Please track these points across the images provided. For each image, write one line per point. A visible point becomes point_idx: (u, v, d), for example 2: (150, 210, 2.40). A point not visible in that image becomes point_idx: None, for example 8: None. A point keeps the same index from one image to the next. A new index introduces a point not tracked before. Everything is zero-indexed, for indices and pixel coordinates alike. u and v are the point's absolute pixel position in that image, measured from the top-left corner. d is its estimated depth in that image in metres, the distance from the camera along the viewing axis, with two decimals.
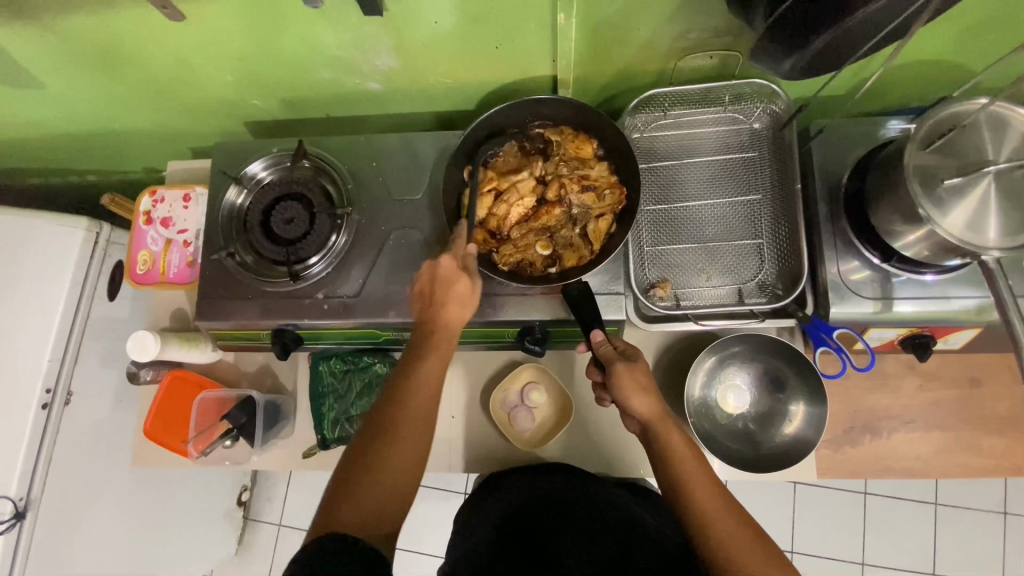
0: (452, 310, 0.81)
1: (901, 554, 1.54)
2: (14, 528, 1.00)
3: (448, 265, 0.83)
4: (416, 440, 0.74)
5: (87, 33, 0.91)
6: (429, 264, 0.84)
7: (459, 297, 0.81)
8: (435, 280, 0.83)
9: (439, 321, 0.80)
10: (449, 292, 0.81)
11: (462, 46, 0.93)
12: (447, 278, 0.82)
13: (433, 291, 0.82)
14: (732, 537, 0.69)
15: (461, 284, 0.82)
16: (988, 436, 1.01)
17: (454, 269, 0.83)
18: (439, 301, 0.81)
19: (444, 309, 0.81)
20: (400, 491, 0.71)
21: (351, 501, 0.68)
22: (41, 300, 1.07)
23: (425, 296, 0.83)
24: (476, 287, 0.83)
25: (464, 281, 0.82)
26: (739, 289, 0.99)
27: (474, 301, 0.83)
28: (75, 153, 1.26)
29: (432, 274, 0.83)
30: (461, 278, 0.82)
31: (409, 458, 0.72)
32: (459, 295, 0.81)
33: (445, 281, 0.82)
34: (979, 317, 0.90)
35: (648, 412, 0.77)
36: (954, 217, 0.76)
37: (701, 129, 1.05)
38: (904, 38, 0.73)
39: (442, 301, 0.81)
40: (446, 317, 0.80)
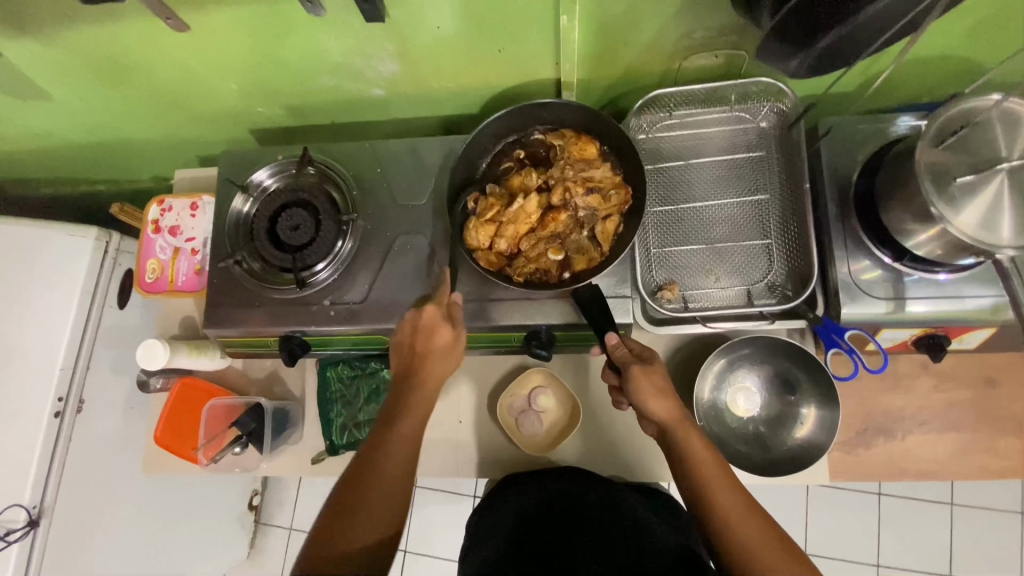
0: (433, 361, 0.83)
1: (917, 555, 1.52)
2: (27, 535, 1.02)
3: (430, 315, 0.85)
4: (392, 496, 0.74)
5: (93, 44, 0.92)
6: (412, 313, 0.87)
7: (440, 349, 0.84)
8: (418, 327, 0.85)
9: (419, 371, 0.82)
10: (432, 341, 0.84)
11: (466, 50, 0.93)
12: (430, 328, 0.84)
13: (415, 340, 0.85)
14: (755, 542, 0.68)
15: (444, 334, 0.84)
16: (1006, 438, 0.99)
17: (436, 318, 0.85)
18: (420, 352, 0.83)
19: (423, 360, 0.83)
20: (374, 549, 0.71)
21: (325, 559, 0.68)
22: (52, 310, 1.08)
23: (406, 346, 0.85)
24: (459, 337, 0.85)
25: (445, 332, 0.84)
26: (748, 291, 0.98)
27: (457, 352, 0.85)
28: (85, 162, 1.27)
29: (414, 323, 0.86)
30: (444, 328, 0.84)
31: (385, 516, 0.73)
32: (439, 347, 0.83)
33: (427, 332, 0.84)
34: (994, 316, 0.88)
35: (667, 415, 0.77)
36: (966, 217, 0.74)
37: (707, 129, 1.04)
38: (915, 33, 0.71)
39: (424, 352, 0.83)
40: (427, 367, 0.82)
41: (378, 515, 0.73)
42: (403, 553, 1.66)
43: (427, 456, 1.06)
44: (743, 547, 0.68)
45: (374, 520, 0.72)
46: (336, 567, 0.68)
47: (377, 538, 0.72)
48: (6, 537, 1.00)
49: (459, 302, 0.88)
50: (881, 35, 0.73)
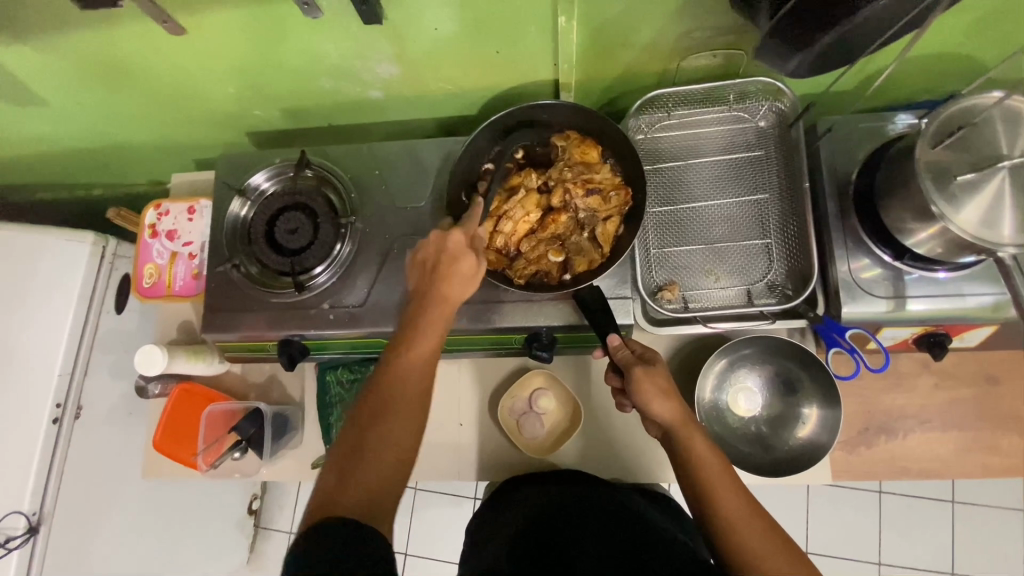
0: (453, 286, 0.77)
1: (918, 553, 1.52)
2: (27, 542, 1.01)
3: (456, 240, 0.80)
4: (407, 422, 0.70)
5: (88, 48, 0.91)
6: (437, 235, 0.81)
7: (463, 275, 0.78)
8: (441, 253, 0.80)
9: (439, 296, 0.77)
10: (454, 267, 0.78)
11: (464, 52, 0.92)
12: (454, 253, 0.79)
13: (437, 263, 0.79)
14: (762, 547, 0.67)
15: (467, 262, 0.79)
16: (1007, 436, 0.99)
17: (463, 245, 0.80)
18: (441, 275, 0.78)
19: (444, 284, 0.78)
20: (390, 475, 0.67)
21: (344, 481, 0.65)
22: (50, 316, 1.08)
23: (428, 268, 0.80)
24: (481, 266, 0.80)
25: (468, 260, 0.79)
26: (749, 290, 0.98)
27: (478, 280, 0.80)
28: (80, 167, 1.26)
29: (439, 246, 0.80)
30: (467, 256, 0.79)
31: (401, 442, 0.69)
32: (462, 273, 0.78)
33: (451, 258, 0.79)
34: (995, 314, 0.88)
35: (671, 416, 0.76)
36: (967, 215, 0.74)
37: (706, 128, 1.04)
38: (915, 32, 0.71)
39: (444, 275, 0.78)
40: (447, 293, 0.77)
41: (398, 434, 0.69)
42: (404, 556, 1.66)
43: (428, 459, 1.05)
44: (747, 552, 0.67)
45: (390, 444, 0.68)
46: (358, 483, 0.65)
47: (394, 465, 0.68)
48: (5, 545, 0.99)
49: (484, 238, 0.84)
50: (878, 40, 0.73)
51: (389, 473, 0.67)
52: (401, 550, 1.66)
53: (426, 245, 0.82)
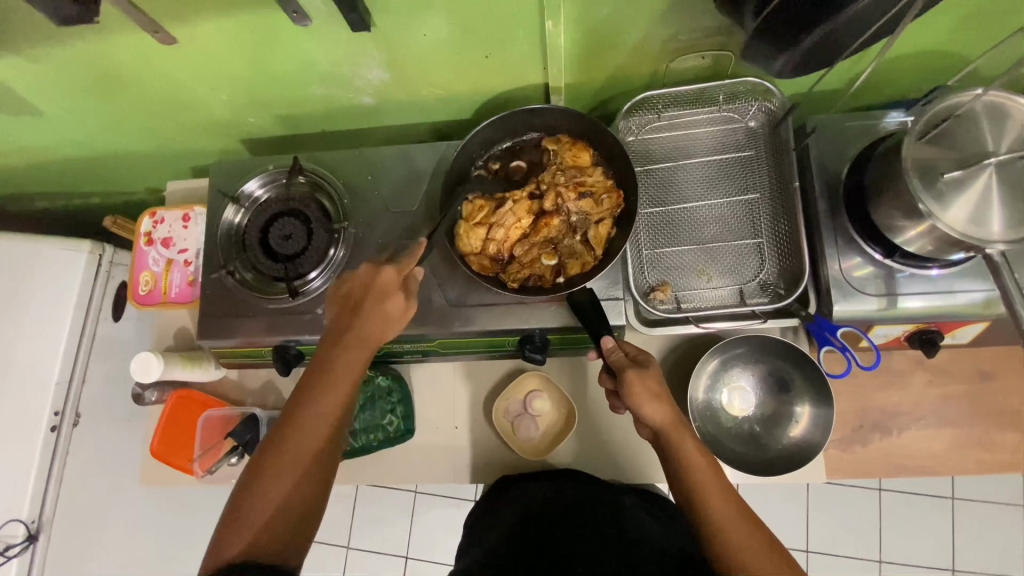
0: (376, 326, 0.79)
1: (919, 550, 1.52)
2: (27, 549, 1.03)
3: (387, 279, 0.81)
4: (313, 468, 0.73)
5: (81, 59, 0.92)
6: (366, 270, 0.83)
7: (386, 315, 0.80)
8: (367, 290, 0.81)
9: (360, 335, 0.78)
10: (379, 307, 0.79)
11: (453, 57, 0.93)
12: (380, 292, 0.80)
13: (361, 301, 0.80)
14: (749, 554, 0.67)
15: (394, 302, 0.80)
16: (1002, 431, 1.00)
17: (391, 284, 0.81)
18: (364, 314, 0.79)
19: (365, 324, 0.79)
20: (296, 521, 0.71)
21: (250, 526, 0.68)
22: (47, 325, 1.08)
23: (350, 304, 0.81)
24: (409, 306, 0.82)
25: (397, 300, 0.80)
26: (741, 290, 0.99)
27: (405, 320, 0.82)
28: (76, 176, 1.27)
29: (367, 282, 0.81)
30: (395, 296, 0.80)
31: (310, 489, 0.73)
32: (388, 313, 0.80)
33: (378, 296, 0.80)
34: (986, 311, 0.88)
35: (662, 419, 0.76)
36: (955, 212, 0.74)
37: (696, 129, 1.04)
38: (895, 32, 0.71)
39: (367, 314, 0.79)
40: (369, 333, 0.78)
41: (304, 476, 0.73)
42: (405, 559, 1.66)
43: (424, 463, 1.06)
44: (736, 558, 0.67)
45: (297, 489, 0.72)
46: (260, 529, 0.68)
47: (300, 510, 0.72)
48: (5, 553, 1.01)
49: (419, 277, 0.86)
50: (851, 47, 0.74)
51: (296, 518, 0.71)
52: (402, 554, 1.66)
53: (351, 279, 0.83)
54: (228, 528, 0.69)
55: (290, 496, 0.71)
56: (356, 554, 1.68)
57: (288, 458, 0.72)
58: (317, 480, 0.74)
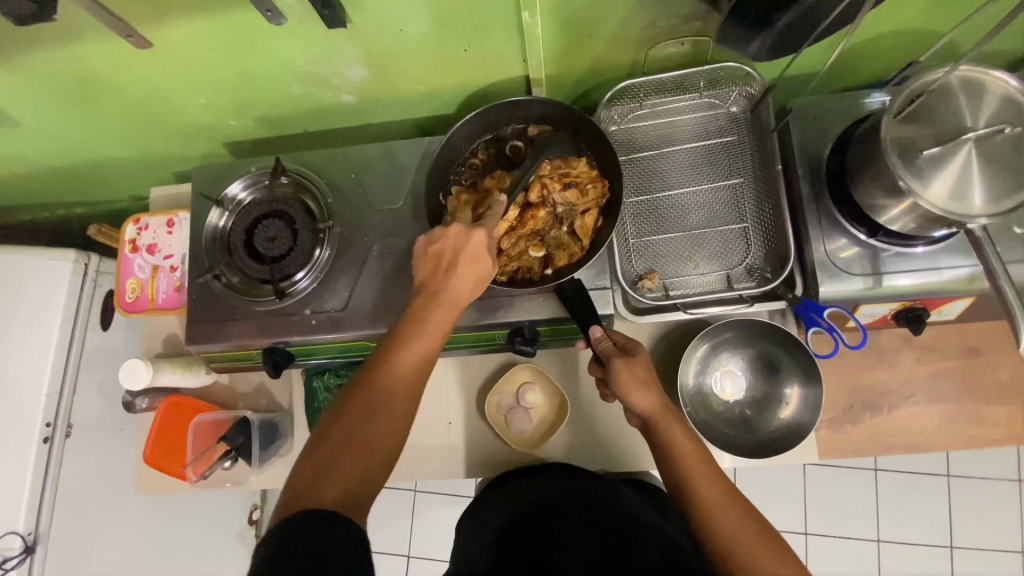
0: (461, 287, 0.76)
1: (916, 528, 1.53)
2: (24, 562, 1.02)
3: (477, 241, 0.77)
4: (388, 423, 0.69)
5: (55, 67, 0.91)
6: (458, 228, 0.78)
7: (473, 277, 0.76)
8: (455, 249, 0.77)
9: (449, 295, 0.75)
10: (465, 267, 0.76)
11: (432, 51, 0.92)
12: (469, 253, 0.77)
13: (448, 259, 0.77)
14: (737, 533, 0.68)
15: (480, 265, 0.77)
16: (990, 405, 1.00)
17: (482, 246, 0.78)
18: (451, 274, 0.76)
19: (452, 282, 0.76)
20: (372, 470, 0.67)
21: (323, 472, 0.65)
22: (35, 336, 1.08)
23: (440, 262, 0.77)
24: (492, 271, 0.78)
25: (483, 263, 0.77)
26: (728, 275, 0.99)
27: (485, 284, 0.78)
28: (58, 186, 1.26)
29: (456, 244, 0.77)
30: (481, 259, 0.77)
31: (386, 442, 0.69)
32: (476, 275, 0.77)
33: (468, 257, 0.76)
34: (970, 286, 0.88)
35: (650, 407, 0.77)
36: (936, 189, 0.75)
37: (679, 117, 1.04)
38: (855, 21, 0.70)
39: (454, 272, 0.76)
40: (454, 292, 0.75)
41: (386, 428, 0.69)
42: (407, 558, 1.66)
43: (420, 459, 1.06)
44: (729, 543, 0.67)
45: (372, 441, 0.68)
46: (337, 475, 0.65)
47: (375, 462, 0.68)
48: (3, 565, 1.01)
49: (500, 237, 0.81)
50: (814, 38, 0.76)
51: (368, 469, 0.67)
52: (404, 553, 1.66)
53: (442, 235, 0.78)
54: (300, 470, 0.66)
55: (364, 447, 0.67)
56: None
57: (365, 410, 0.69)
58: (392, 436, 0.69)
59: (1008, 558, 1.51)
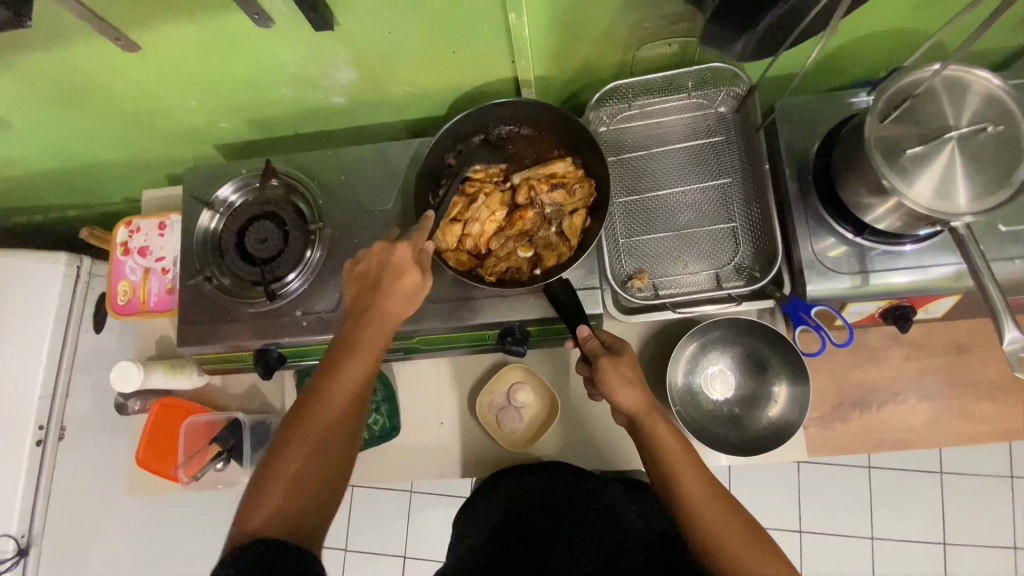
0: (395, 302, 0.76)
1: (909, 524, 1.54)
2: (17, 564, 1.05)
3: (403, 255, 0.78)
4: (329, 446, 0.71)
5: (45, 71, 0.92)
6: (382, 247, 0.80)
7: (405, 291, 0.77)
8: (384, 266, 0.78)
9: (379, 311, 0.76)
10: (396, 283, 0.77)
11: (420, 53, 0.93)
12: (397, 268, 0.77)
13: (380, 276, 0.78)
14: (722, 529, 0.68)
15: (409, 279, 0.77)
16: (978, 402, 1.01)
17: (408, 259, 0.79)
18: (383, 290, 0.77)
19: (385, 298, 0.76)
20: (319, 494, 0.69)
21: (272, 502, 0.66)
22: (28, 339, 1.08)
23: (368, 282, 0.79)
24: (425, 284, 0.79)
25: (412, 275, 0.77)
26: (717, 274, 1.00)
27: (421, 297, 0.79)
28: (50, 189, 1.26)
29: (383, 261, 0.79)
30: (411, 272, 0.77)
31: (332, 464, 0.71)
32: (405, 289, 0.77)
33: (395, 271, 0.77)
34: (957, 284, 0.89)
35: (635, 405, 0.77)
36: (920, 188, 0.75)
37: (668, 117, 1.05)
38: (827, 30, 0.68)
39: (385, 289, 0.77)
40: (387, 308, 0.76)
41: (329, 451, 0.71)
42: (403, 558, 1.66)
43: (412, 459, 1.06)
44: (715, 541, 0.68)
45: (316, 465, 0.69)
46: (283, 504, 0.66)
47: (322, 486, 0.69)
48: None
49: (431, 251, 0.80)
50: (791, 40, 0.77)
51: (315, 494, 0.68)
52: (400, 553, 1.67)
53: (367, 256, 0.81)
54: (247, 501, 0.67)
55: (309, 472, 0.69)
56: (354, 555, 1.68)
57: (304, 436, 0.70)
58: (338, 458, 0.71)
59: (1001, 554, 1.51)
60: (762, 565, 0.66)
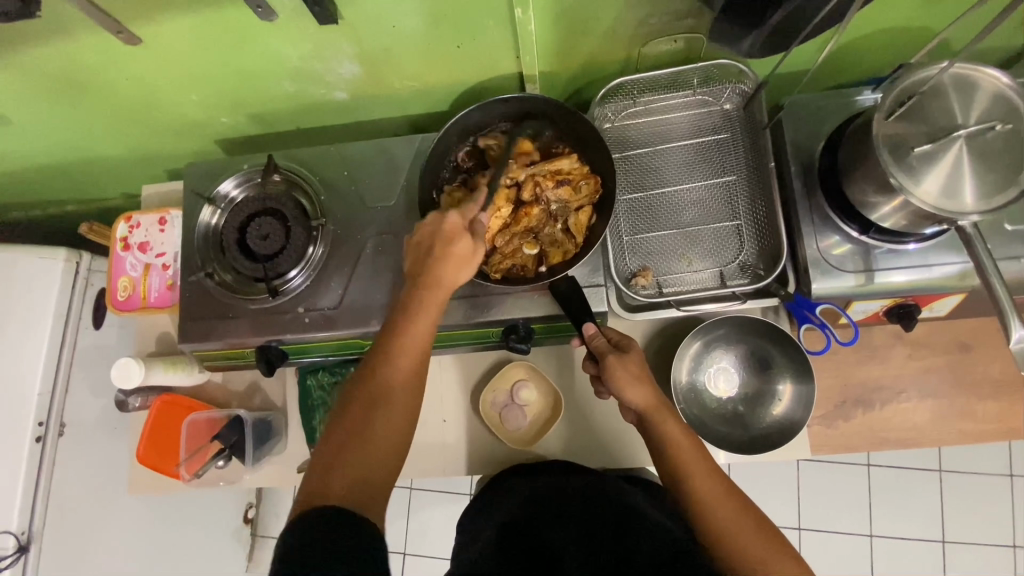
0: (449, 269, 0.76)
1: (908, 523, 1.54)
2: (18, 561, 1.02)
3: (454, 222, 0.77)
4: (394, 408, 0.71)
5: (44, 65, 0.91)
6: (434, 216, 0.79)
7: (458, 258, 0.77)
8: (437, 234, 0.78)
9: (434, 278, 0.76)
10: (449, 250, 0.76)
11: (425, 48, 0.92)
12: (450, 235, 0.77)
13: (433, 245, 0.77)
14: (731, 524, 0.69)
15: (462, 245, 0.76)
16: (980, 401, 1.01)
17: (459, 227, 0.78)
18: (436, 257, 0.76)
19: (439, 266, 0.76)
20: (385, 456, 0.69)
21: (335, 465, 0.66)
22: (26, 335, 1.07)
23: (423, 251, 0.78)
24: (477, 250, 0.78)
25: (465, 242, 0.77)
26: (721, 272, 0.99)
27: (474, 263, 0.78)
28: (49, 184, 1.25)
29: (435, 228, 0.78)
30: (463, 239, 0.77)
31: (395, 427, 0.70)
32: (458, 254, 0.76)
33: (447, 239, 0.77)
34: (962, 283, 0.88)
35: (644, 402, 0.77)
36: (927, 186, 0.75)
37: (672, 114, 1.04)
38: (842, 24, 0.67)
39: (440, 256, 0.76)
40: (442, 275, 0.76)
41: (393, 413, 0.70)
42: (403, 555, 1.66)
43: (414, 457, 1.06)
44: (727, 538, 0.68)
45: (381, 428, 0.69)
46: (349, 466, 0.66)
47: (387, 448, 0.69)
48: None
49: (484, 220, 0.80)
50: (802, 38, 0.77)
51: (381, 456, 0.68)
52: (400, 550, 1.67)
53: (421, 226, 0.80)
54: (314, 465, 0.67)
55: (373, 435, 0.69)
56: None
57: (365, 399, 0.71)
58: (402, 420, 0.71)
59: (999, 552, 1.52)
60: (775, 564, 0.66)
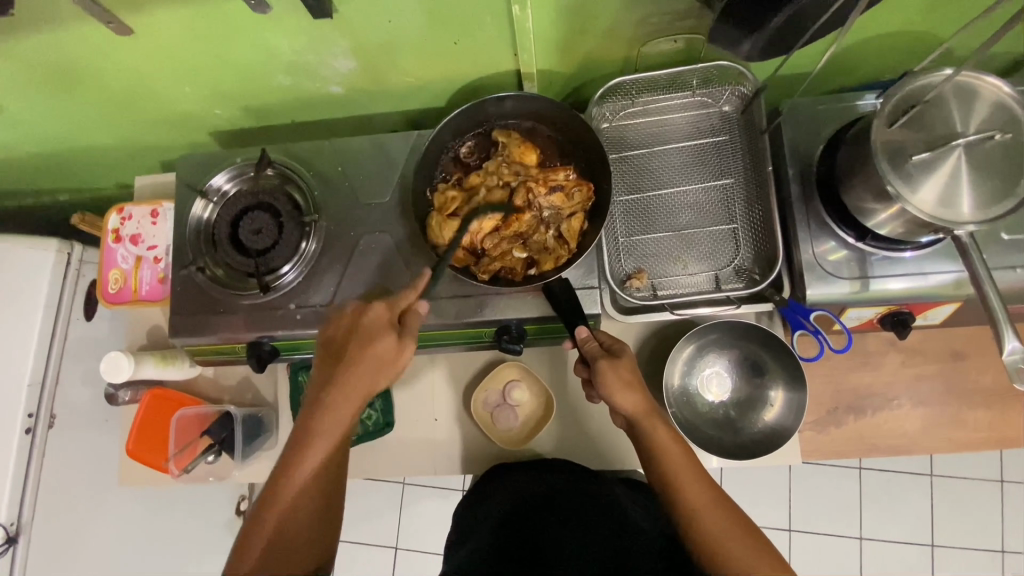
0: (370, 366, 0.79)
1: (898, 526, 1.55)
2: (8, 551, 1.04)
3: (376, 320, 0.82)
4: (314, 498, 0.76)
5: (34, 55, 0.89)
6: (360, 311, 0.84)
7: (377, 355, 0.80)
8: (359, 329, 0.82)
9: (353, 373, 0.79)
10: (371, 347, 0.80)
11: (420, 44, 0.91)
12: (371, 333, 0.81)
13: (355, 339, 0.81)
14: (717, 532, 0.69)
15: (384, 342, 0.80)
16: (972, 409, 1.01)
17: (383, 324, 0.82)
18: (357, 353, 0.80)
19: (359, 362, 0.79)
20: (307, 544, 0.74)
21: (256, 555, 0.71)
22: (16, 327, 1.06)
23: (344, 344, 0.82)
24: (403, 346, 0.81)
25: (388, 339, 0.80)
26: (716, 276, 0.99)
27: (400, 359, 0.81)
28: (42, 173, 1.24)
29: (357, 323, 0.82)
30: (385, 336, 0.80)
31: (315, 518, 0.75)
32: (380, 353, 0.80)
33: (369, 336, 0.81)
34: (956, 291, 0.88)
35: (634, 407, 0.77)
36: (924, 194, 0.74)
37: (670, 115, 1.03)
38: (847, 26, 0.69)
39: (359, 352, 0.80)
40: (361, 370, 0.79)
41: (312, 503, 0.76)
42: (395, 550, 1.67)
43: (405, 455, 1.06)
44: (712, 542, 0.68)
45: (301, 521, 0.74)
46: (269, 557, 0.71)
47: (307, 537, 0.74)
48: None
49: (416, 312, 0.84)
50: (806, 38, 0.76)
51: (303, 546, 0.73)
52: (392, 544, 1.67)
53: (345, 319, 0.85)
54: (238, 551, 0.72)
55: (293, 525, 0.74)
56: (346, 546, 1.69)
57: (282, 496, 0.74)
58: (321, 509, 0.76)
59: (987, 557, 1.53)
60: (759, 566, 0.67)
